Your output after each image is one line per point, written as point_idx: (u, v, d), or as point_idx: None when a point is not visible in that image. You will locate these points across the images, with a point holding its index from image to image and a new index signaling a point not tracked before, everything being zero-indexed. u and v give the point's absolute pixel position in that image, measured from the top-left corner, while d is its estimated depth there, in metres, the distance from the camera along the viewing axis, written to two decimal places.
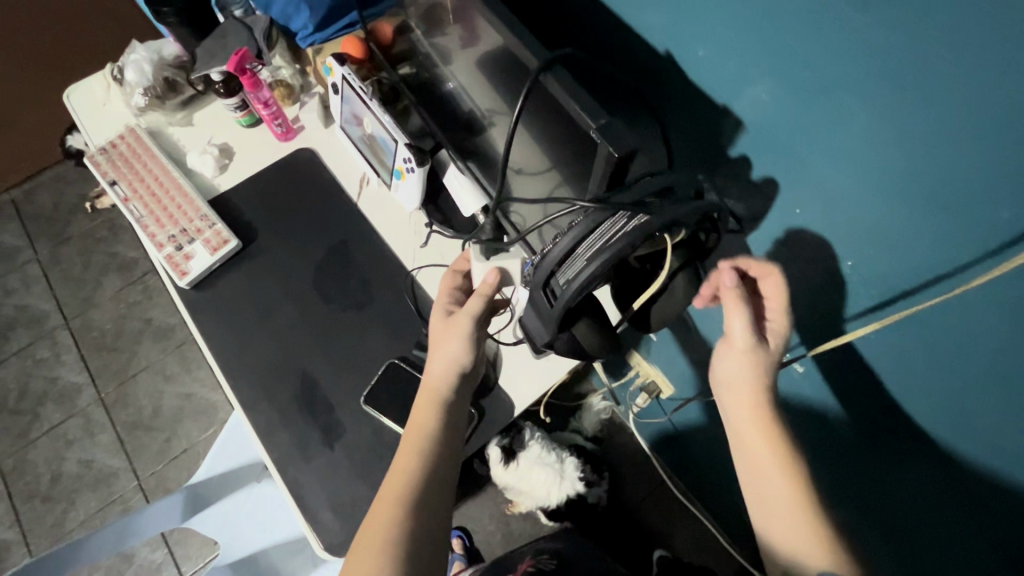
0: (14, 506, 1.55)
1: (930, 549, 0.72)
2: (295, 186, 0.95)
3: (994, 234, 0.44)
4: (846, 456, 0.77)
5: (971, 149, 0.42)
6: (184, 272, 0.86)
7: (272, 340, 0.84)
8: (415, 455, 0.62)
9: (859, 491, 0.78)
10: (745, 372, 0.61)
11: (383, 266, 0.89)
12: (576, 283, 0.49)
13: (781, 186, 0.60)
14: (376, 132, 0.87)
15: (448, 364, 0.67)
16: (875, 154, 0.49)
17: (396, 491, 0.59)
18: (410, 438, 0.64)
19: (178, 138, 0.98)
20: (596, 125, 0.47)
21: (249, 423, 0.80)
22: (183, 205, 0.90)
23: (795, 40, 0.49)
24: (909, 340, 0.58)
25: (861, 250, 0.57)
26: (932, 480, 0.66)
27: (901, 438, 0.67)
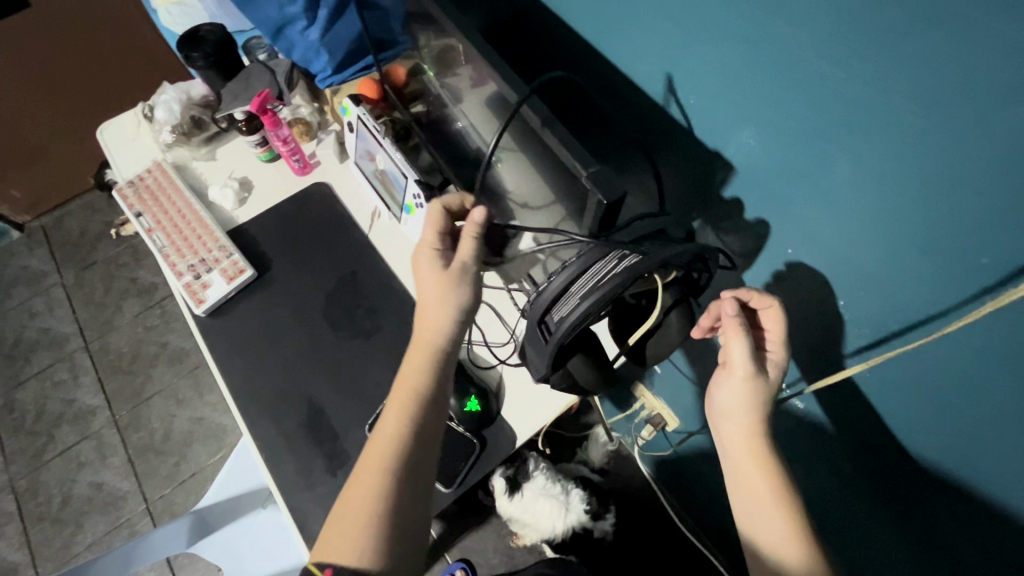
0: (24, 528, 1.57)
1: None
2: (311, 218, 0.99)
3: (979, 275, 0.45)
4: (850, 491, 0.76)
5: (953, 196, 0.44)
6: (201, 300, 0.89)
7: (282, 367, 0.87)
8: (402, 411, 0.64)
9: (864, 530, 0.78)
10: (742, 401, 0.60)
11: (391, 295, 0.92)
12: (570, 320, 0.51)
13: (772, 225, 0.62)
14: (388, 168, 0.92)
15: (443, 322, 0.66)
16: (856, 198, 0.52)
17: (381, 453, 0.62)
18: (401, 393, 0.65)
19: (201, 172, 1.03)
20: (587, 171, 0.50)
21: (257, 449, 0.81)
22: (203, 235, 0.94)
23: (776, 93, 0.52)
24: (905, 378, 0.58)
25: (851, 289, 0.58)
26: (938, 518, 0.65)
27: (903, 477, 0.66)
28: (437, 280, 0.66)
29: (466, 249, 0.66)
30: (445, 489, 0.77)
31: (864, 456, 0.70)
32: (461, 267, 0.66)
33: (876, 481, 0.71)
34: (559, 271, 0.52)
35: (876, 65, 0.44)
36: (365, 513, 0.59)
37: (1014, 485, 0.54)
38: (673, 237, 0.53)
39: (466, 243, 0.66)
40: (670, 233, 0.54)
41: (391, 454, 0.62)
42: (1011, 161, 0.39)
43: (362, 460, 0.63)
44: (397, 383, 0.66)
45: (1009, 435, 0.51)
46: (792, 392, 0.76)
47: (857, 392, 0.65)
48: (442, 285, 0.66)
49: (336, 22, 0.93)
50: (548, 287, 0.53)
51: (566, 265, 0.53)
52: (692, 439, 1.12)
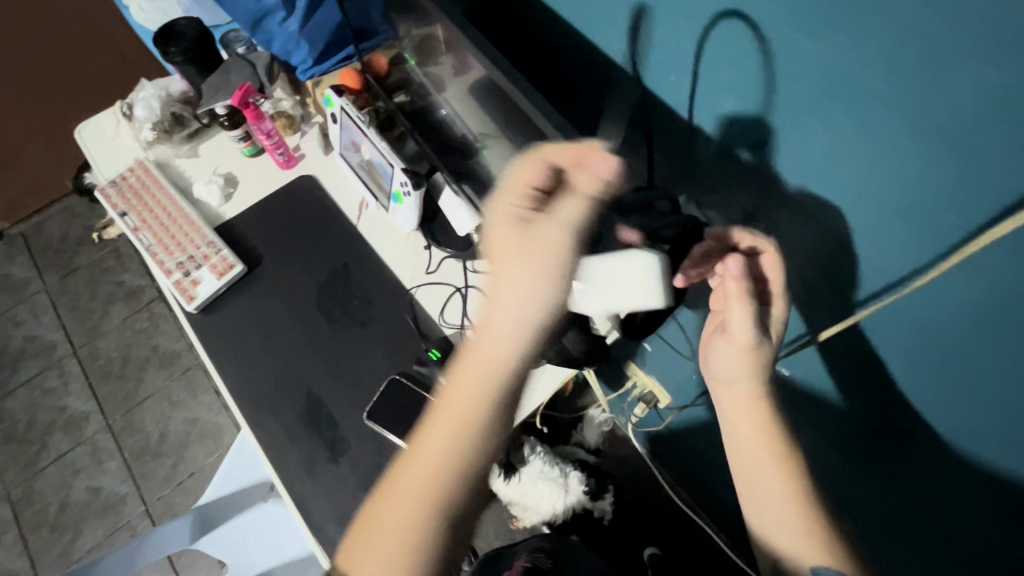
0: (23, 535, 1.56)
1: (916, 535, 0.75)
2: (298, 209, 0.99)
3: (946, 240, 0.48)
4: (834, 450, 0.79)
5: (927, 156, 0.45)
6: (192, 297, 0.89)
7: (279, 359, 0.87)
8: (445, 459, 0.44)
9: (847, 487, 0.81)
10: (742, 367, 0.62)
11: (384, 283, 0.92)
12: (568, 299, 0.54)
13: (749, 202, 0.64)
14: (373, 158, 0.92)
15: (516, 329, 0.44)
16: (831, 164, 0.53)
17: (410, 511, 0.44)
18: (448, 429, 0.45)
19: (185, 169, 1.03)
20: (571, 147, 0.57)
21: (256, 440, 0.81)
22: (190, 232, 0.94)
23: (755, 65, 0.53)
24: (887, 337, 0.60)
25: (825, 256, 0.60)
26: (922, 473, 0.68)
27: (882, 429, 0.69)
28: (509, 256, 0.45)
29: (575, 212, 0.46)
30: None
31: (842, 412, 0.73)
32: (564, 233, 0.45)
33: (860, 441, 0.74)
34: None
35: (851, 34, 0.44)
36: None
37: (993, 431, 0.57)
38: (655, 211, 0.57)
39: (568, 205, 0.46)
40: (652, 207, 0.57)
41: (424, 512, 0.44)
42: (984, 124, 0.40)
43: (388, 508, 0.45)
44: (442, 404, 0.45)
45: (987, 386, 0.54)
46: (778, 359, 0.77)
47: (842, 352, 0.67)
48: (521, 265, 0.45)
49: (317, 11, 0.92)
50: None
51: None
52: (687, 412, 1.15)
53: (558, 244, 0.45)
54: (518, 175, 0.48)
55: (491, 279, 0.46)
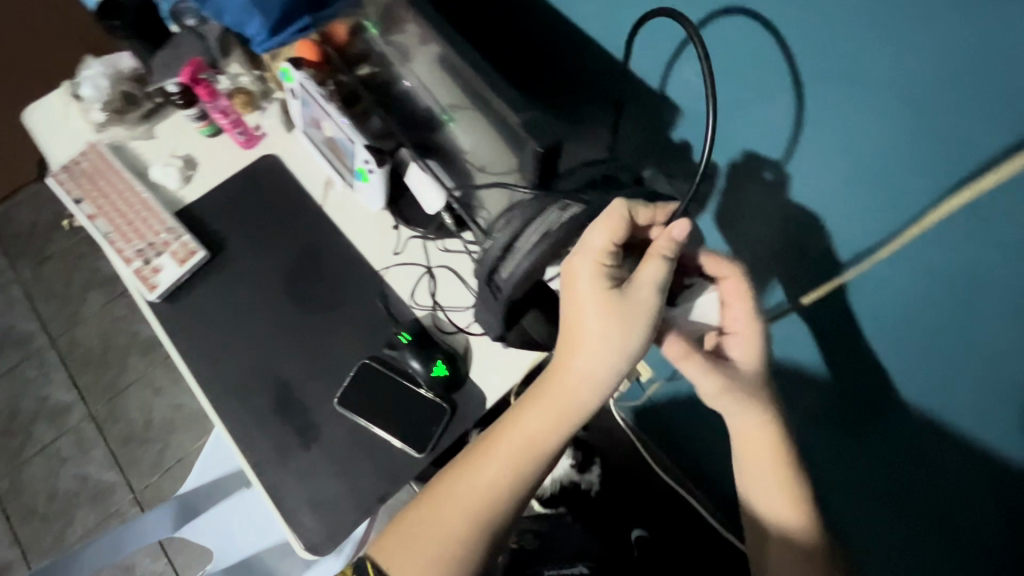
0: (11, 525, 1.55)
1: (902, 508, 0.77)
2: (260, 191, 0.96)
3: (943, 182, 0.50)
4: (836, 425, 0.79)
5: (921, 94, 0.47)
6: (153, 286, 0.86)
7: (246, 345, 0.84)
8: (516, 471, 0.51)
9: (841, 461, 0.82)
10: (735, 396, 0.60)
11: (352, 264, 0.89)
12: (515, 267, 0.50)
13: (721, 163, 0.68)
14: (336, 135, 0.88)
15: (594, 372, 0.50)
16: (824, 122, 0.56)
17: (474, 508, 0.51)
18: (522, 444, 0.51)
19: (141, 152, 0.98)
20: (521, 117, 0.57)
21: (226, 429, 0.79)
22: (149, 218, 0.90)
23: (741, 30, 0.57)
24: (880, 296, 0.62)
25: (825, 222, 0.62)
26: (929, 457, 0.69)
27: (883, 409, 0.71)
28: (598, 307, 0.49)
29: (656, 274, 0.49)
30: (418, 454, 0.77)
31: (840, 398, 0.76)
32: (651, 296, 0.49)
33: (861, 417, 0.75)
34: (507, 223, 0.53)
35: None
36: None
37: (974, 382, 0.59)
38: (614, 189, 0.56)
39: (649, 264, 0.49)
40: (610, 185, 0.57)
41: (488, 512, 0.51)
42: (962, 52, 0.43)
43: (451, 500, 0.51)
44: (516, 431, 0.51)
45: (974, 339, 0.56)
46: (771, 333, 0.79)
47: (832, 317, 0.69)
48: (606, 317, 0.48)
49: None
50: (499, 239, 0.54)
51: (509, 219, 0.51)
52: (670, 385, 1.15)
53: (643, 302, 0.49)
54: (609, 216, 0.48)
55: (575, 322, 0.49)
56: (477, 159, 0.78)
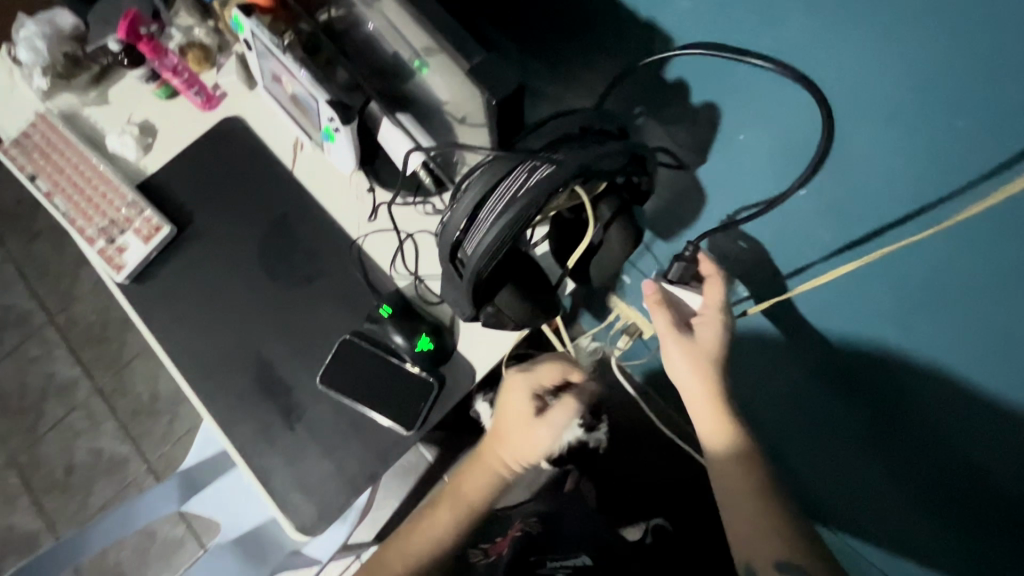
0: (35, 498, 1.59)
1: (868, 454, 0.81)
2: (225, 156, 0.88)
3: (1007, 145, 0.42)
4: (817, 375, 0.81)
5: (1007, 31, 0.37)
6: (120, 266, 0.81)
7: (222, 325, 0.80)
8: (453, 520, 0.79)
9: (818, 404, 0.85)
10: (695, 379, 0.70)
11: (328, 233, 0.83)
12: (480, 248, 0.40)
13: (723, 106, 0.58)
14: (298, 92, 0.80)
15: (512, 458, 0.77)
16: (864, 64, 0.46)
17: (424, 545, 0.78)
18: (459, 500, 0.79)
19: (95, 120, 0.91)
20: (472, 64, 0.50)
21: (207, 412, 0.76)
22: (108, 193, 0.84)
23: None
24: (874, 286, 0.62)
25: (851, 180, 0.54)
26: (908, 416, 0.71)
27: (866, 371, 0.72)
28: (522, 422, 0.75)
29: (563, 418, 0.73)
30: (407, 431, 0.73)
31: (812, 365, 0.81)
32: (556, 430, 0.74)
33: (847, 373, 0.75)
34: (463, 189, 0.41)
35: None
36: None
37: (976, 364, 0.58)
38: (592, 139, 0.45)
39: (562, 409, 0.73)
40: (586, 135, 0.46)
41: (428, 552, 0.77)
42: None
43: (416, 531, 0.79)
44: (455, 493, 0.80)
45: (1007, 326, 0.52)
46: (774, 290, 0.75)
47: (829, 301, 0.69)
48: (524, 426, 0.75)
49: None
50: (456, 208, 0.41)
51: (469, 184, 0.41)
52: None
53: (554, 425, 0.73)
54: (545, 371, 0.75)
55: (504, 429, 0.77)
56: (456, 109, 0.66)
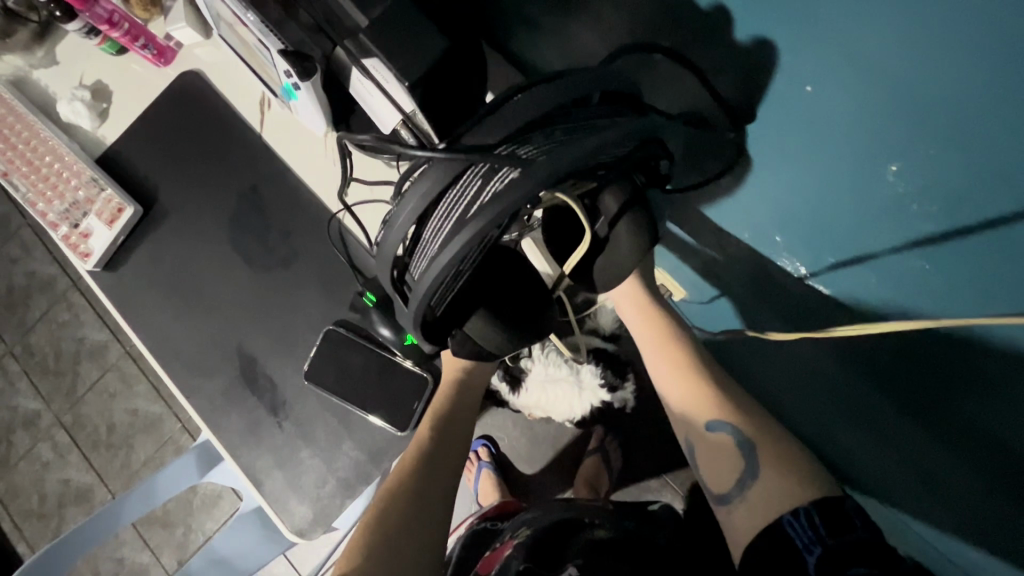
0: (84, 454, 1.67)
1: (874, 440, 0.63)
2: (185, 120, 0.77)
3: None
4: (834, 352, 0.59)
5: None
6: (87, 254, 0.74)
7: (200, 316, 0.73)
8: (433, 436, 0.65)
9: (811, 380, 0.66)
10: (631, 300, 0.69)
11: (303, 209, 0.73)
12: (422, 286, 0.31)
13: (773, 47, 0.41)
14: (250, 40, 0.66)
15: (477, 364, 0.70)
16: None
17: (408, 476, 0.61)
18: (433, 416, 0.66)
19: (46, 84, 0.80)
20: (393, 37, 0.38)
21: (193, 410, 0.71)
22: (64, 170, 0.76)
23: None
24: (908, 271, 0.44)
25: (919, 151, 0.37)
26: (965, 414, 0.50)
27: (917, 350, 0.51)
28: None
29: None
30: (401, 432, 0.69)
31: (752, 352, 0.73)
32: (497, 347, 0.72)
33: (887, 350, 0.54)
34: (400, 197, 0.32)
35: None
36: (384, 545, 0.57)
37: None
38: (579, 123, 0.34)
39: None
40: (575, 114, 0.34)
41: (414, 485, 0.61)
42: None
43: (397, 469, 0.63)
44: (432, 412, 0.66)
45: None
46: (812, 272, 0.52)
47: (863, 287, 0.49)
48: None
49: None
50: (394, 223, 0.33)
51: (409, 191, 0.32)
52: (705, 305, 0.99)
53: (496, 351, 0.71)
54: None
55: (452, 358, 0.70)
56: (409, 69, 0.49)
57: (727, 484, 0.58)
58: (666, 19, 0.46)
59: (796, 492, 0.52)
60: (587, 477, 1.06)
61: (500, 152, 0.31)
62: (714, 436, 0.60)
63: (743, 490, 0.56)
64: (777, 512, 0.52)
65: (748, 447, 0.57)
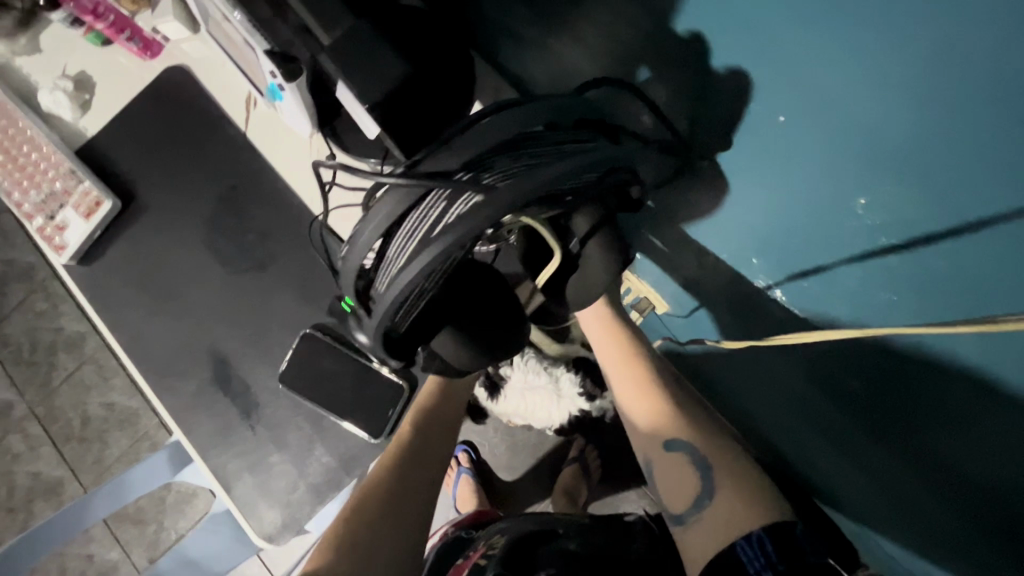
0: (57, 447, 1.64)
1: (834, 454, 0.65)
2: (169, 116, 0.76)
3: None
4: (797, 367, 0.61)
5: None
6: (61, 247, 0.72)
7: (174, 316, 0.72)
8: (410, 436, 0.65)
9: (777, 392, 0.67)
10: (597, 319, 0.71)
11: (285, 211, 0.73)
12: (385, 303, 0.32)
13: (749, 77, 0.41)
14: (238, 39, 0.66)
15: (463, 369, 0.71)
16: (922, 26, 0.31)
17: (384, 470, 0.61)
18: (413, 416, 0.67)
19: (28, 72, 0.79)
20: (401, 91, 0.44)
21: (164, 410, 0.70)
22: (41, 161, 0.74)
23: None
24: (871, 297, 0.45)
25: (878, 184, 0.39)
26: (918, 427, 0.52)
27: (878, 367, 0.52)
28: None
29: None
30: (373, 439, 0.68)
31: (725, 377, 0.75)
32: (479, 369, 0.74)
33: (848, 366, 0.55)
34: (366, 212, 0.32)
35: None
36: (354, 539, 0.55)
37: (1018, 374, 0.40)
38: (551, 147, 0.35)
39: None
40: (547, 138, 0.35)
41: (391, 480, 0.61)
42: None
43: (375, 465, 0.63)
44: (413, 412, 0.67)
45: None
46: (780, 287, 0.53)
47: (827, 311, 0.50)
48: None
49: None
50: (357, 239, 0.33)
51: (372, 210, 0.32)
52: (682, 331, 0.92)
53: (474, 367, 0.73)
54: None
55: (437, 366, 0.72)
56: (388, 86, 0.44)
57: (682, 505, 0.58)
58: (650, 42, 0.46)
59: (748, 511, 0.53)
60: (567, 487, 1.05)
61: (464, 176, 0.32)
62: (670, 455, 0.61)
63: (695, 512, 0.56)
64: (727, 538, 0.52)
65: (702, 467, 0.58)
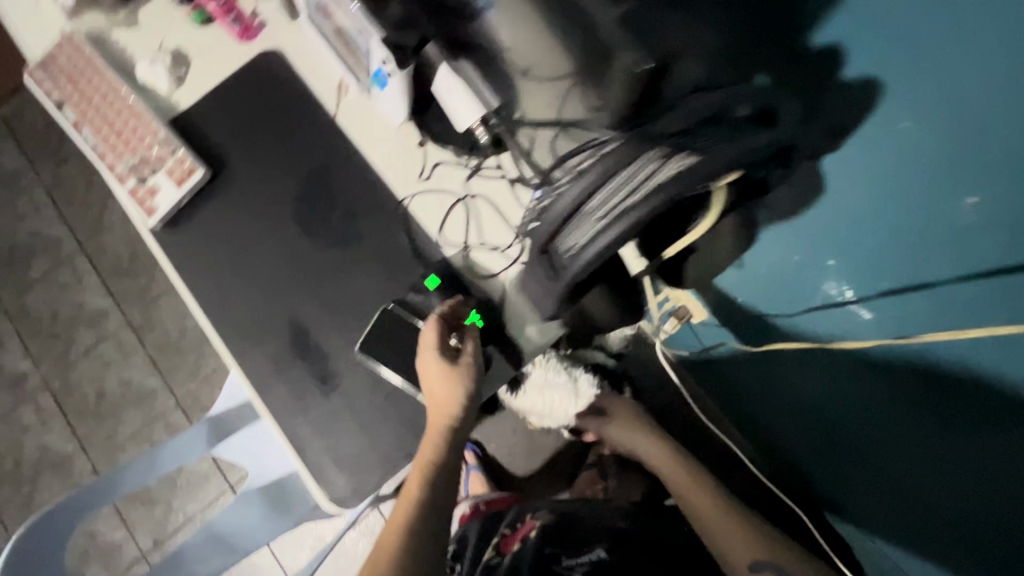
0: (68, 421, 1.62)
1: (887, 447, 0.70)
2: (262, 96, 0.80)
3: None
4: (856, 364, 0.67)
5: None
6: (152, 210, 0.75)
7: (256, 285, 0.75)
8: (421, 485, 0.64)
9: (836, 387, 0.73)
10: None
11: (371, 192, 0.76)
12: (593, 243, 0.40)
13: (889, 83, 0.47)
14: (346, 25, 0.71)
15: (455, 398, 0.65)
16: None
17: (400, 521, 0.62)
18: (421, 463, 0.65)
19: (124, 44, 0.83)
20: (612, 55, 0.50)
21: (241, 372, 0.73)
22: (138, 127, 0.77)
23: None
24: (963, 298, 0.49)
25: (995, 181, 0.43)
26: (966, 420, 0.57)
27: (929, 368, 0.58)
28: (432, 368, 0.66)
29: (470, 350, 0.67)
30: None
31: (766, 375, 0.87)
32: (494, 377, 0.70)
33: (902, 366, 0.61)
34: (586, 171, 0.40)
35: None
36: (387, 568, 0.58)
37: None
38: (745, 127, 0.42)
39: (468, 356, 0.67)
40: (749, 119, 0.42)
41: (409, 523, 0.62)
42: None
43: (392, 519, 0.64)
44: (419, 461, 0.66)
45: None
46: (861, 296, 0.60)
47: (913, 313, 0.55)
48: (443, 371, 0.66)
49: None
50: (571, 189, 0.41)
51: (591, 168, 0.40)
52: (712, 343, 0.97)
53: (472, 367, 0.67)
54: (427, 335, 0.67)
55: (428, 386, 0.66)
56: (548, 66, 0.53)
57: None
58: None
59: None
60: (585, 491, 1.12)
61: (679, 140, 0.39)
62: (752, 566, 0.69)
63: None
64: None
65: None
